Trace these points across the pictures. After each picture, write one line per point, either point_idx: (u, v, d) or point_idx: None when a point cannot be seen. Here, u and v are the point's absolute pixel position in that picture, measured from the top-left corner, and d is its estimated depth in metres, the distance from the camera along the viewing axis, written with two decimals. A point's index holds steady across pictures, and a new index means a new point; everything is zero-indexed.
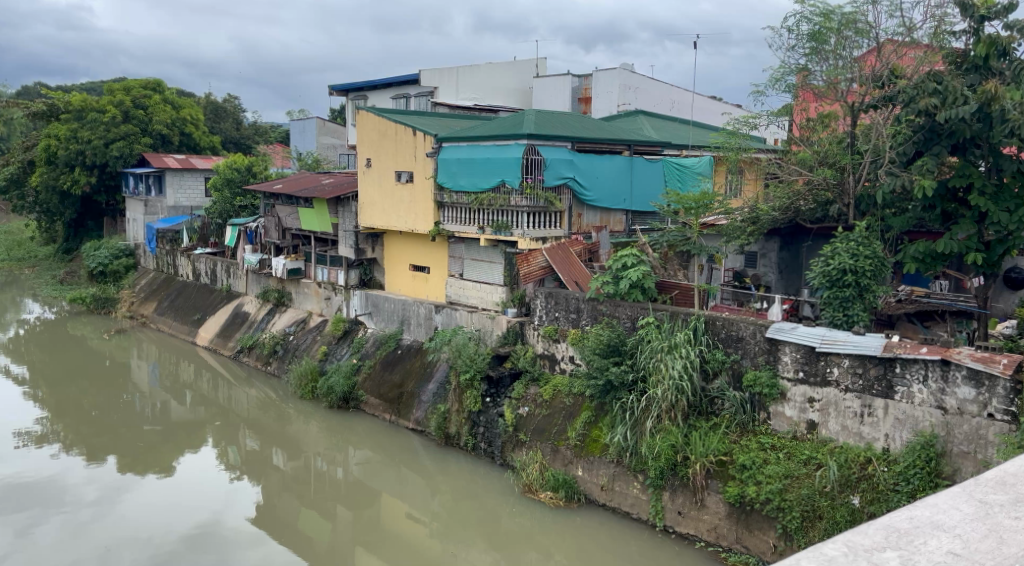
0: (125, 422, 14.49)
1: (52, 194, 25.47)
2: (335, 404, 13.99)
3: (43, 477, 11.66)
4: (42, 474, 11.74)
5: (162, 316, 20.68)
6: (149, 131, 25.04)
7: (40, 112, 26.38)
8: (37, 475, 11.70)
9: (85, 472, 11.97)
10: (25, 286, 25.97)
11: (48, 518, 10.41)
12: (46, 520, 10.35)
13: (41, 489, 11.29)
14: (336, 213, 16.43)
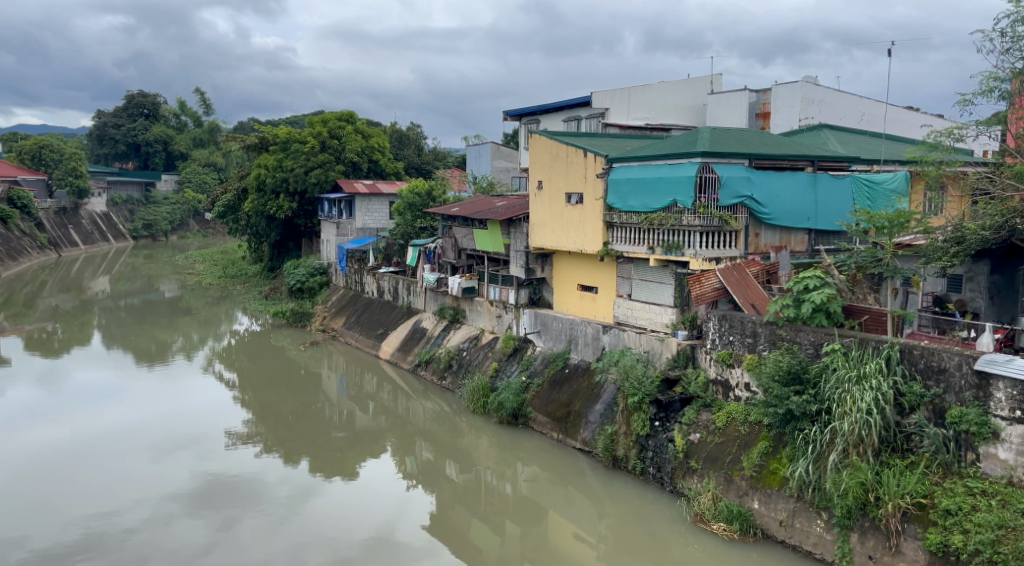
0: (316, 428, 15.66)
1: (260, 218, 28.24)
2: (505, 420, 14.30)
3: (245, 475, 12.83)
4: (245, 473, 12.91)
5: (350, 330, 22.19)
6: (342, 158, 27.09)
7: (253, 144, 29.41)
8: (240, 472, 12.91)
9: (282, 473, 13.05)
10: (237, 300, 28.95)
11: (248, 514, 11.42)
12: (246, 516, 11.37)
13: (242, 485, 12.43)
14: (508, 234, 16.85)
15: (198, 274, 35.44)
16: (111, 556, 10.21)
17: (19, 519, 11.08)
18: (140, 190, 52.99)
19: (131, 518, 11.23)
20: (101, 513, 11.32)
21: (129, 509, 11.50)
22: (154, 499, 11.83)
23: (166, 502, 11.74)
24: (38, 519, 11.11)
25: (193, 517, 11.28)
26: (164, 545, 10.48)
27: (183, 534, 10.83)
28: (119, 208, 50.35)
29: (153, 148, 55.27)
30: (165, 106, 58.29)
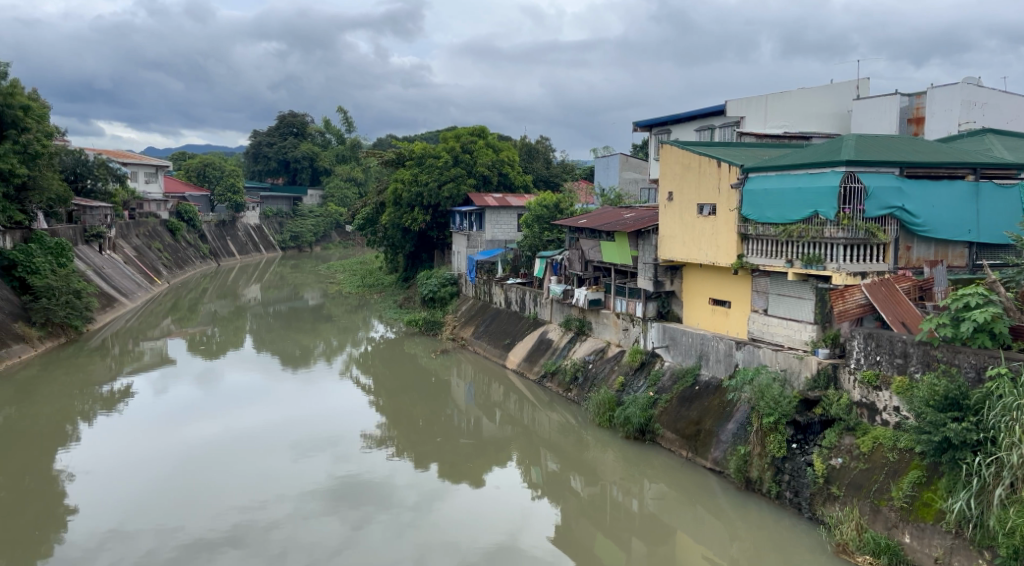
0: (446, 434, 16.04)
1: (396, 231, 29.42)
2: (632, 435, 14.07)
3: (377, 477, 13.31)
4: (377, 475, 13.40)
5: (478, 340, 22.62)
6: (474, 172, 27.70)
7: (391, 160, 30.73)
8: (373, 475, 13.40)
9: (411, 477, 13.45)
10: (373, 308, 30.27)
11: (378, 516, 11.83)
12: (377, 518, 11.78)
13: (374, 488, 12.88)
14: (637, 246, 16.64)
15: (339, 283, 37.38)
16: (254, 548, 10.85)
17: (176, 509, 12.00)
18: (289, 204, 56.93)
19: (273, 513, 11.89)
20: (246, 507, 12.07)
21: (271, 504, 12.18)
22: (294, 497, 12.47)
23: (305, 500, 12.37)
24: (192, 509, 11.98)
25: (329, 516, 11.80)
26: (302, 541, 11.03)
27: (320, 531, 11.36)
28: (271, 221, 54.53)
29: (301, 164, 59.00)
30: (312, 125, 62.11)
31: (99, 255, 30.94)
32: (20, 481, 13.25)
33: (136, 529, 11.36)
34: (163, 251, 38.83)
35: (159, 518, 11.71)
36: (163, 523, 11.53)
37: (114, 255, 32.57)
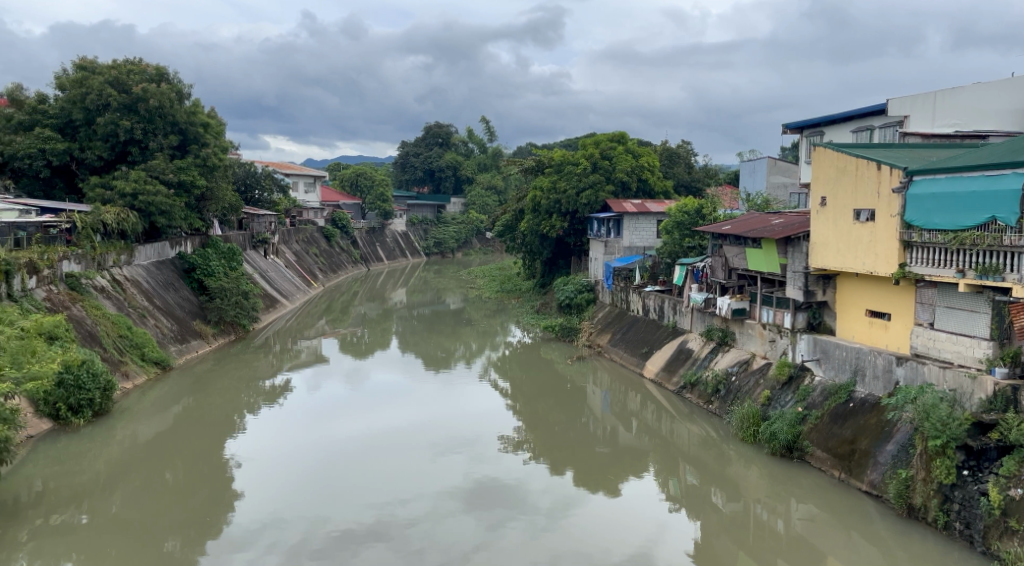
0: (582, 441, 16.00)
1: (535, 238, 29.75)
2: (778, 451, 13.44)
3: (512, 481, 13.46)
4: (512, 479, 13.55)
5: (615, 347, 22.41)
6: (613, 178, 27.46)
7: (531, 167, 31.14)
8: (508, 478, 13.57)
9: (546, 482, 13.50)
10: (511, 313, 30.77)
11: (513, 519, 11.97)
12: (511, 520, 11.92)
13: (510, 491, 13.03)
14: (786, 253, 15.89)
15: (478, 288, 38.31)
16: (396, 543, 11.26)
17: (326, 500, 12.66)
18: (433, 212, 59.13)
19: (413, 510, 12.29)
20: (389, 503, 12.55)
21: (411, 501, 12.61)
22: (432, 495, 12.85)
23: (444, 499, 12.69)
24: (339, 502, 12.59)
25: (465, 516, 12.07)
26: (440, 540, 11.32)
27: (457, 530, 11.62)
28: (416, 228, 56.81)
29: (445, 173, 61.11)
30: (456, 135, 64.14)
31: (264, 259, 33.40)
32: (195, 465, 14.50)
33: (289, 518, 12.07)
34: (319, 256, 41.34)
35: (309, 507, 12.42)
36: (314, 513, 12.20)
37: (276, 260, 35.08)
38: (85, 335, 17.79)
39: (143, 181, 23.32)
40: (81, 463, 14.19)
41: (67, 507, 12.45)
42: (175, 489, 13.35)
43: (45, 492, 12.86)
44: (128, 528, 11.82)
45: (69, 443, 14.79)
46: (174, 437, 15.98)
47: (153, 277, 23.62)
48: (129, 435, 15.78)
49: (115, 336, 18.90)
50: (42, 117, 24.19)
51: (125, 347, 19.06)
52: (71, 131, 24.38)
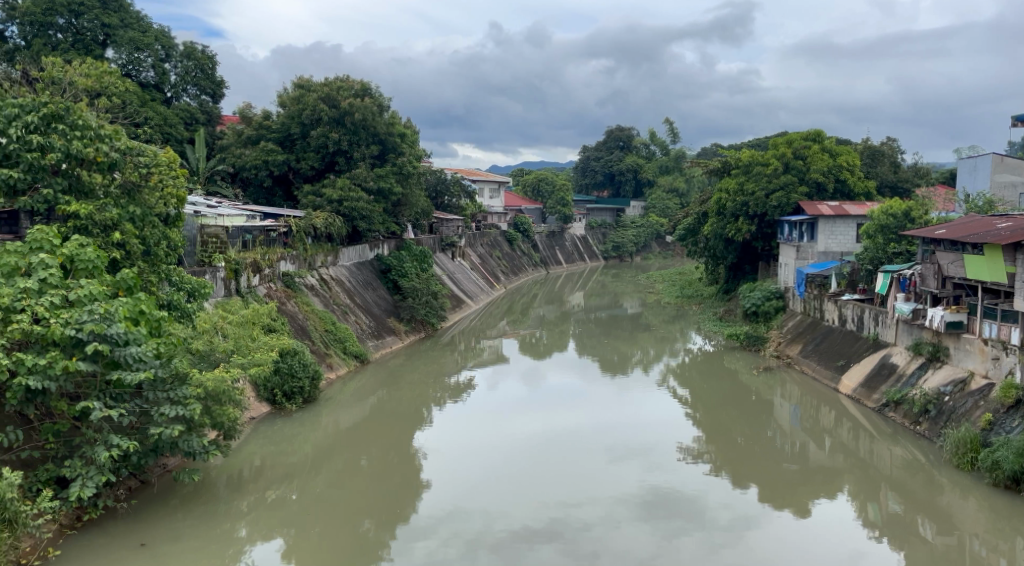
0: (768, 456, 15.18)
1: (720, 242, 28.74)
2: (1002, 482, 12.04)
3: (690, 492, 13.05)
4: (690, 490, 13.15)
5: (807, 359, 21.08)
6: (807, 179, 25.90)
7: (716, 169, 30.19)
8: (686, 489, 13.18)
9: (726, 496, 12.95)
10: (692, 320, 29.92)
11: (690, 532, 11.61)
12: (688, 533, 11.57)
13: (688, 503, 12.65)
14: (1014, 260, 14.08)
15: (658, 292, 37.64)
16: (570, 545, 11.28)
17: (503, 495, 12.99)
18: (613, 215, 58.89)
19: (589, 513, 12.28)
20: (565, 504, 12.62)
21: (586, 504, 12.60)
22: (608, 500, 12.75)
23: (619, 505, 12.56)
24: (516, 499, 12.85)
25: (640, 524, 11.87)
26: (613, 546, 11.20)
27: (631, 537, 11.46)
28: (596, 232, 56.88)
29: (625, 176, 60.76)
30: (638, 138, 63.46)
31: (451, 262, 34.95)
32: (387, 454, 15.39)
33: (469, 510, 12.47)
34: (502, 259, 42.58)
35: (489, 502, 12.75)
36: (492, 508, 12.51)
37: (463, 262, 36.62)
38: (297, 328, 19.61)
39: (347, 189, 25.28)
40: (293, 445, 15.56)
41: (280, 484, 13.69)
42: (371, 474, 14.27)
43: (263, 469, 14.23)
44: (330, 508, 12.76)
45: (282, 426, 16.27)
46: (370, 426, 17.06)
47: (354, 276, 25.49)
48: (332, 422, 17.07)
49: (321, 330, 20.62)
50: (266, 131, 26.91)
51: (330, 341, 20.69)
52: (289, 144, 26.80)
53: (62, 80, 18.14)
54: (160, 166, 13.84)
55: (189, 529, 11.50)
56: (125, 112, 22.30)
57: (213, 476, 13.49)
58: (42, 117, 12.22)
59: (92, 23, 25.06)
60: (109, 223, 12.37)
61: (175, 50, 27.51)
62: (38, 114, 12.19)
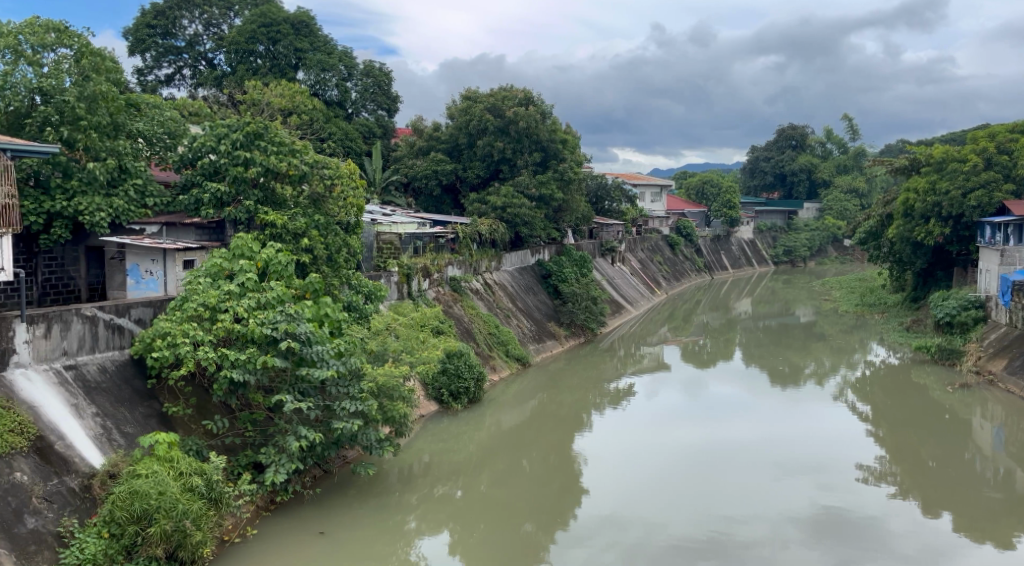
0: (965, 481, 13.76)
1: (907, 245, 26.54)
2: None
3: (869, 516, 12.09)
4: (870, 514, 12.17)
5: (1013, 376, 18.86)
6: (1013, 176, 23.31)
7: (903, 167, 28.01)
8: (865, 512, 12.22)
9: (911, 524, 11.87)
10: (874, 330, 27.82)
11: (868, 558, 10.74)
12: (866, 559, 10.72)
13: (867, 527, 11.72)
14: None
15: (834, 300, 35.35)
16: (734, 561, 10.81)
17: (664, 504, 12.73)
18: (784, 218, 56.08)
19: (755, 530, 11.69)
20: (729, 519, 12.10)
21: (752, 521, 12.01)
22: (775, 518, 12.12)
23: (788, 524, 11.88)
24: (678, 509, 12.49)
25: (811, 546, 11.16)
26: None
27: (801, 560, 10.77)
28: (765, 236, 54.46)
29: (798, 177, 57.70)
30: (813, 136, 60.13)
31: (611, 267, 34.78)
32: (548, 456, 15.52)
33: (629, 517, 12.31)
34: (664, 264, 41.82)
35: (651, 511, 12.47)
36: (653, 517, 12.23)
37: (623, 267, 36.37)
38: (463, 331, 20.32)
39: (511, 196, 25.88)
40: (459, 443, 16.11)
41: (447, 481, 14.20)
42: (533, 476, 14.45)
43: (431, 465, 14.83)
44: (494, 507, 13.05)
45: (450, 424, 16.88)
46: (532, 428, 17.29)
47: (516, 281, 26.03)
48: (495, 423, 17.47)
49: (485, 333, 21.20)
50: (436, 142, 28.12)
51: (494, 344, 21.23)
52: (457, 154, 27.89)
53: (261, 102, 19.95)
54: (342, 177, 14.80)
55: (363, 518, 12.17)
56: (312, 129, 24.15)
57: (386, 469, 14.23)
58: (246, 135, 13.54)
59: (287, 48, 27.37)
60: (299, 231, 13.45)
61: (356, 69, 29.44)
62: (242, 132, 13.54)
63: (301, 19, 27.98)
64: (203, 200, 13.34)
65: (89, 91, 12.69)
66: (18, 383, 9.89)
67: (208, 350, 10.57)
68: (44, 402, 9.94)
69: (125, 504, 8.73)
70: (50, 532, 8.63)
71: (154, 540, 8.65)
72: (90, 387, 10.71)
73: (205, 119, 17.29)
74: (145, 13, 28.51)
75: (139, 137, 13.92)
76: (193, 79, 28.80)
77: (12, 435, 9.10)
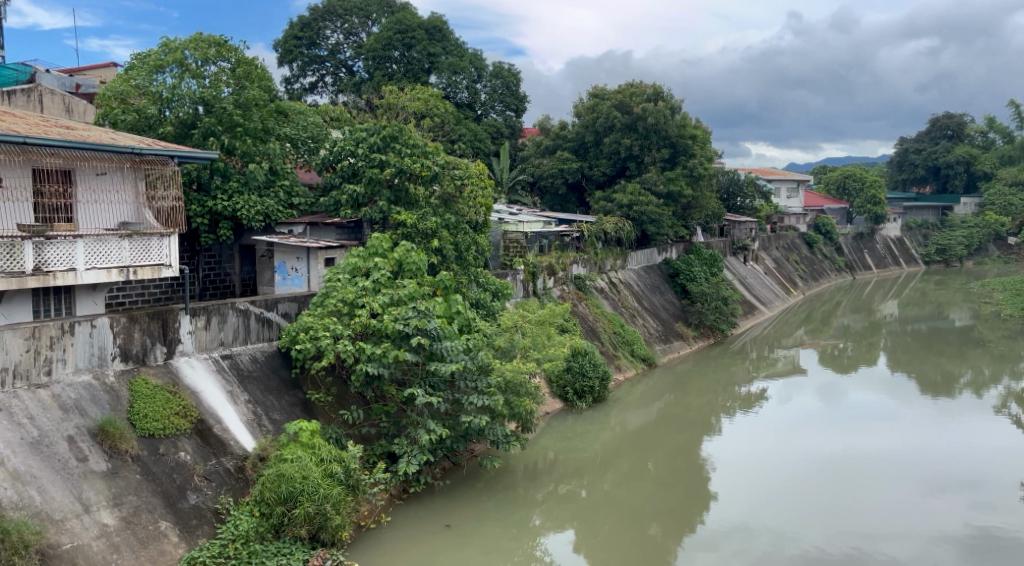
0: None
1: None
2: None
3: None
4: None
5: None
6: None
7: None
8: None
9: None
10: None
11: None
12: None
13: None
14: None
15: (995, 303, 32.52)
16: None
17: (797, 514, 12.16)
18: (936, 215, 52.26)
19: (899, 548, 10.96)
20: (870, 535, 11.40)
21: (896, 538, 11.25)
22: (922, 536, 11.32)
23: (937, 545, 11.05)
24: (813, 521, 11.92)
25: None
26: None
27: None
28: (914, 233, 50.91)
29: (954, 170, 53.46)
30: (971, 125, 55.55)
31: (743, 266, 33.63)
32: (675, 460, 15.18)
33: (760, 527, 11.84)
34: (801, 263, 39.98)
35: (783, 521, 11.95)
36: (786, 527, 11.72)
37: (756, 266, 35.02)
38: (588, 329, 20.28)
39: (638, 193, 25.54)
40: (583, 442, 16.08)
41: (571, 479, 14.21)
42: (659, 479, 14.19)
43: (556, 463, 14.88)
44: (618, 507, 12.94)
45: (574, 423, 16.87)
46: (658, 430, 16.99)
47: (642, 280, 25.69)
48: (621, 423, 17.30)
49: (611, 332, 21.04)
50: (563, 141, 28.20)
51: (619, 342, 21.06)
52: (584, 152, 27.84)
53: (397, 106, 20.73)
54: (472, 178, 15.03)
55: (490, 511, 12.39)
56: (444, 131, 24.84)
57: (512, 464, 14.41)
58: (382, 138, 14.25)
59: (421, 53, 28.30)
60: (429, 230, 13.80)
61: (486, 71, 30.01)
62: (379, 136, 14.25)
63: (434, 24, 28.82)
64: (341, 201, 14.11)
65: (244, 98, 13.72)
66: (183, 370, 10.81)
67: (346, 343, 11.07)
68: (204, 387, 10.80)
69: (272, 486, 9.30)
70: (208, 508, 9.37)
71: (298, 520, 9.16)
72: (244, 375, 11.53)
73: (344, 123, 18.16)
74: (292, 25, 30.35)
75: (287, 141, 14.79)
76: (335, 86, 30.33)
77: (177, 417, 9.98)
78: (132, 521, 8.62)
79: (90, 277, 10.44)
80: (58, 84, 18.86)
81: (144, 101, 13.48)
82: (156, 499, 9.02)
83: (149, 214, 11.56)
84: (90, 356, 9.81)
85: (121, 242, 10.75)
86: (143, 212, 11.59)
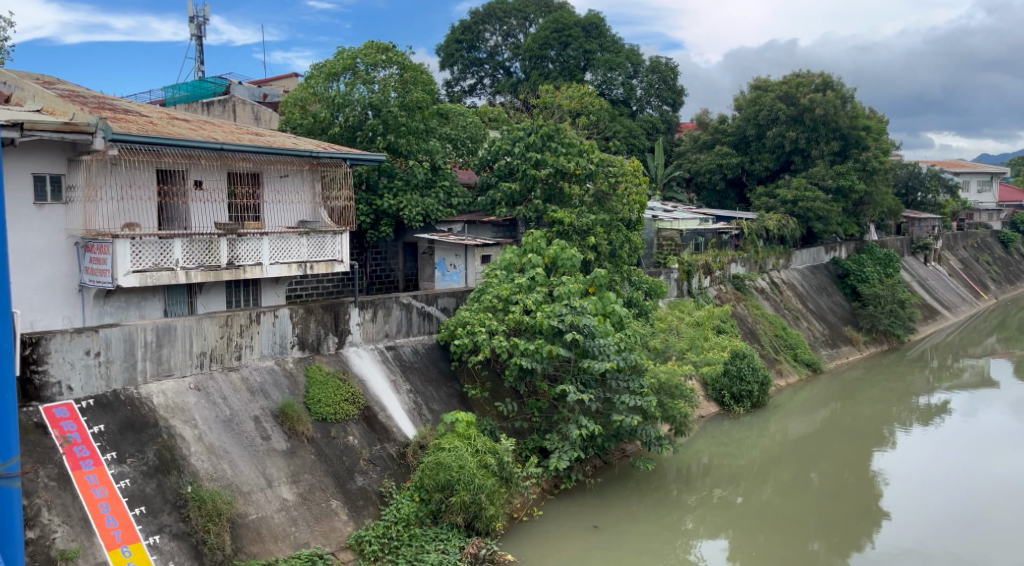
0: None
1: None
2: None
3: None
4: None
5: None
6: None
7: None
8: None
9: None
10: None
11: None
12: None
13: None
14: None
15: None
16: None
17: (981, 542, 11.06)
18: None
19: None
20: None
21: None
22: None
23: None
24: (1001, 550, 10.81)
25: None
26: None
27: None
28: None
29: None
30: None
31: (924, 267, 31.01)
32: (841, 472, 14.28)
33: (937, 551, 10.90)
34: (993, 264, 36.27)
35: (964, 547, 10.94)
36: (968, 554, 10.72)
37: (939, 268, 32.12)
38: (747, 331, 19.51)
39: (803, 188, 24.21)
40: (740, 448, 15.51)
41: (726, 486, 13.72)
42: (823, 491, 13.41)
43: (710, 467, 14.46)
44: (777, 518, 12.35)
45: (731, 427, 16.28)
46: (823, 439, 16.06)
47: (808, 280, 24.41)
48: (781, 431, 16.53)
49: (772, 335, 20.17)
50: (722, 135, 27.10)
51: (781, 346, 20.14)
52: (745, 146, 26.67)
53: (553, 104, 20.91)
54: (627, 174, 14.79)
55: (641, 513, 12.23)
56: (599, 128, 24.77)
57: (665, 466, 14.17)
58: (540, 137, 14.44)
59: (577, 51, 28.41)
60: (585, 227, 13.81)
61: (643, 66, 29.58)
62: (537, 135, 14.44)
63: (592, 21, 28.79)
64: (497, 200, 14.51)
65: (409, 100, 14.32)
66: (351, 359, 11.52)
67: (500, 339, 11.33)
68: (370, 376, 11.46)
69: (431, 473, 9.71)
70: (373, 491, 9.92)
71: (454, 508, 9.50)
72: (406, 366, 12.10)
73: (502, 123, 18.55)
74: (454, 30, 31.42)
75: (447, 141, 15.31)
76: (492, 87, 31.06)
77: (346, 404, 10.62)
78: (307, 497, 9.30)
79: (274, 271, 11.34)
80: (249, 95, 20.66)
81: (320, 107, 14.45)
82: (328, 478, 9.68)
83: (325, 213, 12.52)
84: (273, 343, 10.68)
85: (300, 240, 11.63)
86: (319, 212, 12.52)
